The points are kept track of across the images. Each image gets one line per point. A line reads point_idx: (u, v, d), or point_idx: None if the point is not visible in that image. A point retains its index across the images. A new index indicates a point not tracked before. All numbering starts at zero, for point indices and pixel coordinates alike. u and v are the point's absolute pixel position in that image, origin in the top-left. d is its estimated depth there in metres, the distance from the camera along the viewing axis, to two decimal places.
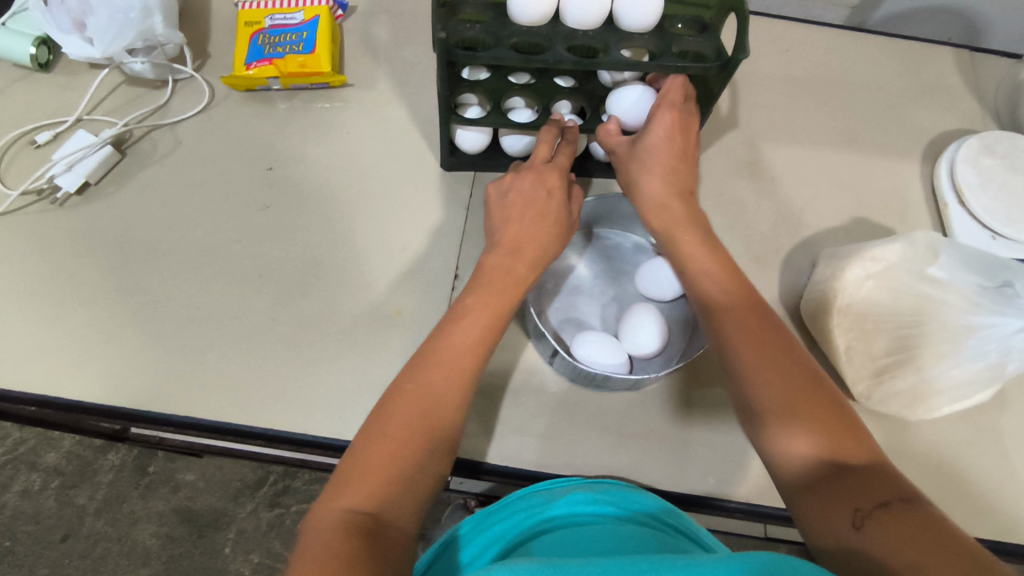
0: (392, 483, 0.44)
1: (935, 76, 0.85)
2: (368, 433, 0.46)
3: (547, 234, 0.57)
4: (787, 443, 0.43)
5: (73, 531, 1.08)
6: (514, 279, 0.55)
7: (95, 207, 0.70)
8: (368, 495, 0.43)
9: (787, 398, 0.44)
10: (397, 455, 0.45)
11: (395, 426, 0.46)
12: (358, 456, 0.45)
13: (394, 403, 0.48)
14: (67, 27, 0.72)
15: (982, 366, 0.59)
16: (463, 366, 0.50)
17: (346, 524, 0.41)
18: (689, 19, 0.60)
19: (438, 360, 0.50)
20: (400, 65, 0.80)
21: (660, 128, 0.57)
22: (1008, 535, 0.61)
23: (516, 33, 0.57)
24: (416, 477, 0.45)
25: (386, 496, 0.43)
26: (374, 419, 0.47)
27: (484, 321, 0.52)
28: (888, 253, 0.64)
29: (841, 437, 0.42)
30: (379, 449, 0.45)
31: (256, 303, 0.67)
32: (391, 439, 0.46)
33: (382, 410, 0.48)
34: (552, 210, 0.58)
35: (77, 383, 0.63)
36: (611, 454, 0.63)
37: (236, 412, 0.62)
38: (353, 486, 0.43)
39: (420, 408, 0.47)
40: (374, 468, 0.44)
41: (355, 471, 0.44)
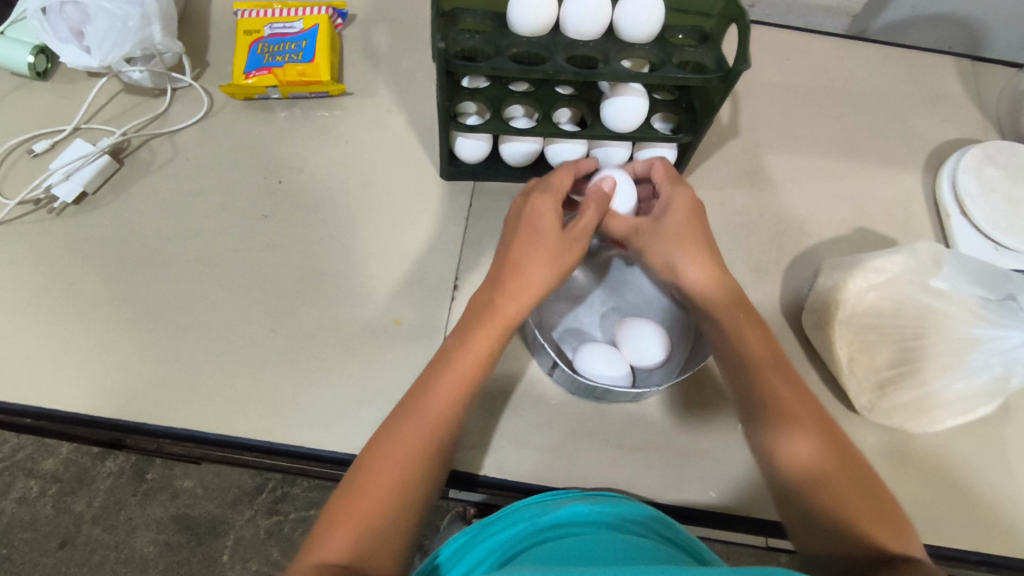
0: (376, 529, 0.44)
1: (936, 84, 0.85)
2: (349, 483, 0.46)
3: (537, 266, 0.56)
4: (796, 445, 0.48)
5: (70, 538, 1.07)
6: (496, 320, 0.54)
7: (94, 216, 0.70)
8: (343, 547, 0.43)
9: (795, 409, 0.50)
10: (379, 508, 0.45)
11: (378, 471, 0.46)
12: (342, 499, 0.45)
13: (376, 452, 0.47)
14: (65, 36, 0.71)
15: (987, 379, 0.59)
16: (447, 409, 0.50)
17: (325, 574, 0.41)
18: (691, 29, 0.60)
19: (422, 402, 0.50)
20: (400, 73, 0.80)
21: (674, 215, 0.60)
22: (1013, 549, 0.60)
23: (516, 43, 0.57)
24: (397, 527, 0.45)
25: (367, 544, 0.43)
26: (355, 469, 0.47)
27: (467, 366, 0.52)
28: (891, 263, 0.63)
29: (850, 463, 0.47)
30: (363, 495, 0.45)
31: (255, 313, 0.66)
32: (369, 491, 0.45)
33: (367, 453, 0.48)
34: (544, 225, 0.57)
35: (73, 393, 0.62)
36: (612, 467, 0.62)
37: (232, 422, 0.61)
38: (331, 537, 0.43)
39: (406, 451, 0.47)
40: (350, 520, 0.44)
41: (333, 522, 0.44)
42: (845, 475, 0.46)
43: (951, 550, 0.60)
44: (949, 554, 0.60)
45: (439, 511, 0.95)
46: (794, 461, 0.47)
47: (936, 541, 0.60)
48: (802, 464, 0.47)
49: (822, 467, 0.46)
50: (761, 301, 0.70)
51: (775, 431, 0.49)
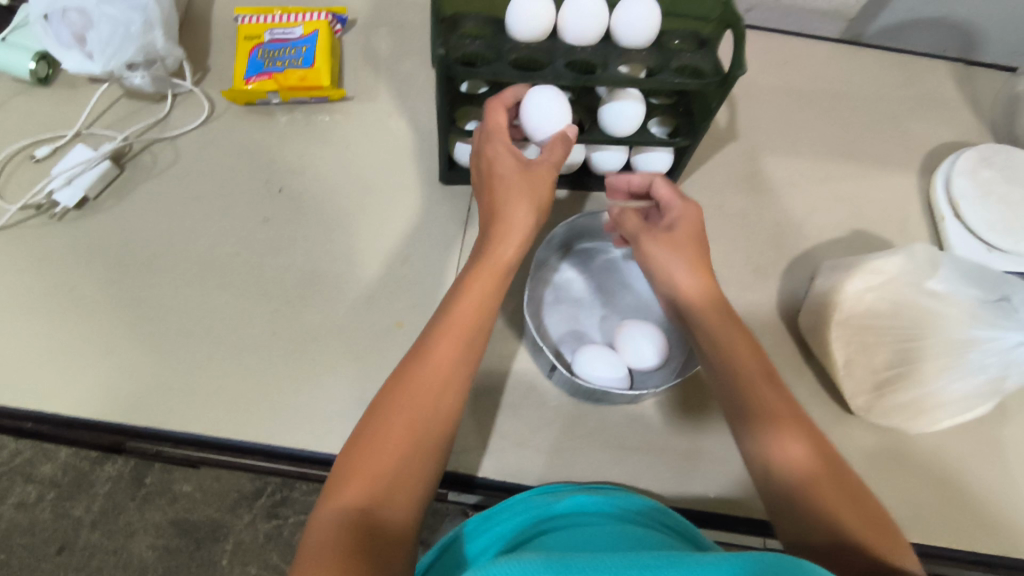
0: (391, 481, 0.44)
1: (932, 88, 0.86)
2: (362, 433, 0.47)
3: (518, 207, 0.56)
4: (785, 443, 0.48)
5: (69, 543, 1.07)
6: (500, 265, 0.55)
7: (95, 220, 0.70)
8: (361, 495, 0.43)
9: (791, 422, 0.50)
10: (392, 455, 0.45)
11: (389, 422, 0.46)
12: (355, 452, 0.46)
13: (387, 402, 0.48)
14: (67, 41, 0.71)
15: (983, 379, 0.59)
16: (454, 359, 0.50)
17: (341, 527, 0.42)
18: (687, 34, 0.60)
19: (431, 353, 0.50)
20: (400, 78, 0.81)
21: (685, 227, 0.60)
22: (1009, 548, 0.61)
23: (515, 49, 0.57)
24: (410, 474, 0.45)
25: (383, 496, 0.44)
26: (367, 419, 0.48)
27: (473, 310, 0.52)
28: (888, 265, 0.64)
29: (832, 463, 0.48)
30: (377, 447, 0.45)
31: (257, 316, 0.67)
32: (381, 440, 0.46)
33: (377, 407, 0.48)
34: (509, 164, 0.56)
35: (74, 397, 0.62)
36: (612, 469, 0.62)
37: (233, 426, 0.62)
38: (347, 486, 0.44)
39: (416, 404, 0.47)
40: (366, 469, 0.44)
41: (348, 471, 0.45)
42: (841, 493, 0.46)
43: (948, 549, 0.60)
44: (945, 553, 0.60)
45: (438, 513, 0.96)
46: (789, 471, 0.47)
47: (934, 540, 0.60)
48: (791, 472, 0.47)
49: (813, 478, 0.47)
50: (759, 302, 0.71)
51: (766, 435, 0.49)
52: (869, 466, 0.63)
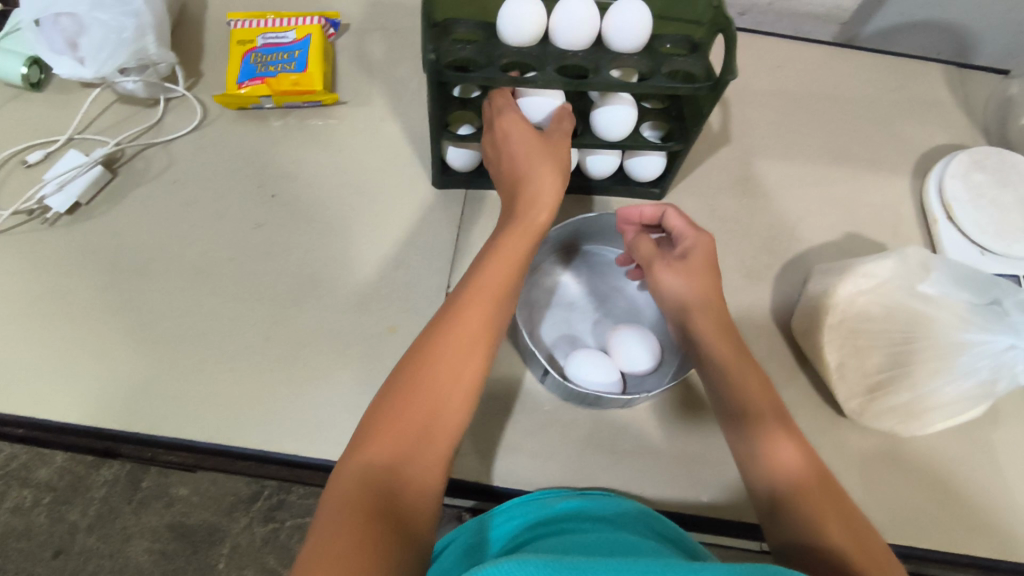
0: (418, 441, 0.44)
1: (925, 91, 0.86)
2: (391, 388, 0.46)
3: (540, 173, 0.56)
4: (780, 449, 0.49)
5: (65, 548, 1.07)
6: (530, 228, 0.55)
7: (88, 225, 0.70)
8: (386, 451, 0.43)
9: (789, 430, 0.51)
10: (419, 413, 0.44)
11: (419, 381, 0.45)
12: (382, 407, 0.45)
13: (416, 358, 0.47)
14: (60, 47, 0.70)
15: (974, 383, 0.59)
16: (484, 323, 0.49)
17: (367, 482, 0.41)
18: (678, 39, 0.60)
19: (462, 314, 0.49)
20: (393, 82, 0.81)
21: (699, 255, 0.58)
22: (1000, 550, 0.61)
23: (507, 54, 0.57)
24: (436, 434, 0.45)
25: (408, 454, 0.43)
26: (396, 374, 0.47)
27: (502, 272, 0.52)
28: (879, 269, 0.64)
29: (824, 477, 0.49)
30: (406, 405, 0.45)
31: (250, 322, 0.66)
32: (410, 397, 0.45)
33: (407, 363, 0.47)
34: (525, 143, 0.57)
35: (66, 403, 0.62)
36: (605, 473, 0.63)
37: (226, 431, 0.62)
38: (373, 442, 0.43)
39: (444, 362, 0.46)
40: (393, 425, 0.44)
41: (375, 426, 0.44)
42: (832, 509, 0.46)
43: (940, 551, 0.60)
44: (938, 556, 0.60)
45: None
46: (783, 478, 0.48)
47: (925, 543, 0.61)
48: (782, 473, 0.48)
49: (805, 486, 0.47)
50: (752, 306, 0.71)
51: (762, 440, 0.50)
52: (863, 469, 0.64)
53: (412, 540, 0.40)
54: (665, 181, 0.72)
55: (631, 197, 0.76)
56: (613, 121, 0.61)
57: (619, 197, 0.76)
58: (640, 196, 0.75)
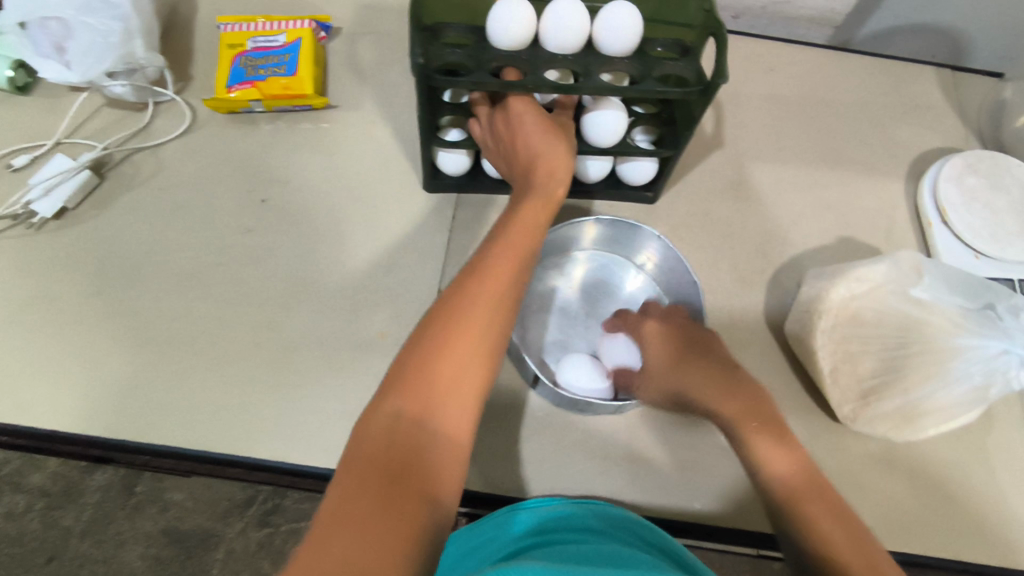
0: (444, 398, 0.41)
1: (919, 94, 0.86)
2: (417, 342, 0.44)
3: (554, 148, 0.56)
4: (781, 474, 0.48)
5: (58, 553, 1.06)
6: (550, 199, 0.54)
7: (76, 230, 0.70)
8: (414, 404, 0.41)
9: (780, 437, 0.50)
10: (446, 366, 0.42)
11: (444, 339, 0.43)
12: (406, 364, 0.42)
13: (443, 312, 0.45)
14: (46, 51, 0.70)
15: (968, 388, 0.58)
16: (511, 281, 0.47)
17: (391, 439, 0.39)
18: (670, 43, 0.59)
19: (486, 273, 0.47)
20: (384, 86, 0.80)
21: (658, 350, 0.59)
22: (992, 556, 0.60)
23: (496, 57, 0.57)
24: (464, 390, 0.42)
25: (435, 409, 0.41)
26: (422, 327, 0.45)
27: (526, 237, 0.51)
28: (873, 273, 0.64)
29: (823, 488, 0.47)
30: (433, 358, 0.42)
31: (238, 328, 0.66)
32: (438, 350, 0.43)
33: (430, 321, 0.45)
34: (536, 127, 0.57)
35: (53, 410, 0.61)
36: (597, 479, 0.62)
37: (215, 438, 0.61)
38: (398, 394, 0.41)
39: (473, 316, 0.44)
40: (420, 377, 0.41)
41: (401, 379, 0.42)
42: (829, 513, 0.46)
43: (934, 558, 0.60)
44: (931, 562, 0.60)
45: None
46: (775, 484, 0.48)
47: (919, 550, 0.60)
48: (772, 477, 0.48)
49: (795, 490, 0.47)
50: (746, 311, 0.71)
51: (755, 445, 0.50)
52: (857, 475, 0.63)
53: (440, 500, 0.38)
54: (658, 186, 0.72)
55: (623, 201, 0.76)
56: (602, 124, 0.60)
57: (612, 201, 0.75)
58: (632, 200, 0.75)
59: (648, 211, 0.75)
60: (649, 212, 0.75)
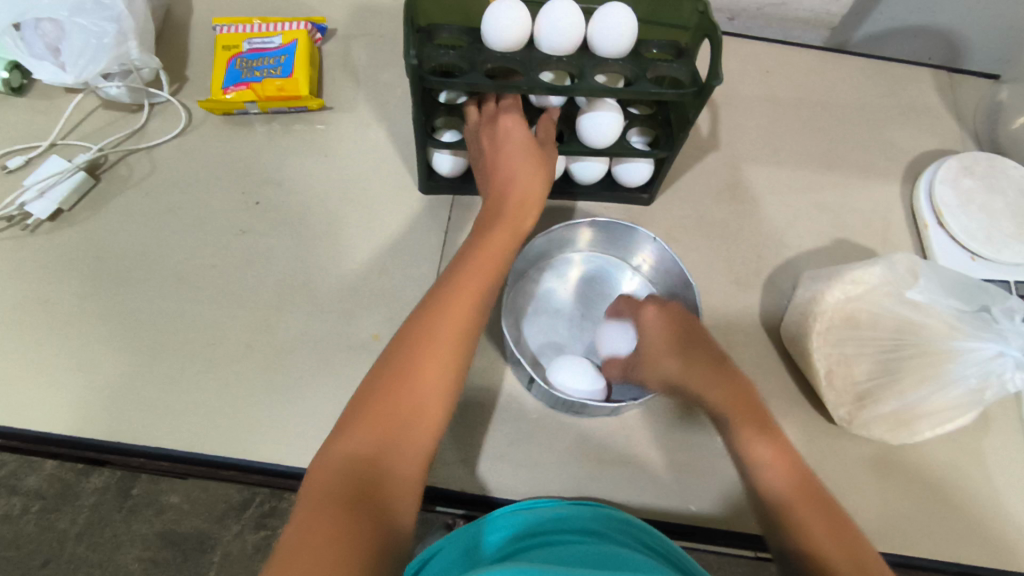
0: (402, 429, 0.44)
1: (915, 96, 0.86)
2: (374, 378, 0.46)
3: (524, 172, 0.57)
4: (769, 476, 0.50)
5: (54, 556, 1.06)
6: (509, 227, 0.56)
7: (70, 232, 0.70)
8: (369, 439, 0.43)
9: (777, 440, 0.51)
10: (401, 402, 0.45)
11: (403, 374, 0.46)
12: (362, 402, 0.45)
13: (399, 349, 0.47)
14: (40, 52, 0.70)
15: (963, 391, 0.58)
16: (466, 314, 0.49)
17: (349, 468, 0.42)
18: (664, 44, 0.60)
19: (441, 307, 0.49)
20: (380, 87, 0.80)
21: (655, 332, 0.59)
22: (989, 558, 0.60)
23: (490, 59, 0.57)
24: (418, 424, 0.45)
25: (390, 443, 0.43)
26: (381, 363, 0.47)
27: (485, 270, 0.52)
28: (868, 275, 0.64)
29: (812, 487, 0.49)
30: (388, 394, 0.45)
31: (233, 329, 0.66)
32: (393, 386, 0.45)
33: (390, 354, 0.47)
34: (519, 143, 0.57)
35: (46, 412, 0.61)
36: (591, 482, 0.62)
37: (208, 440, 0.61)
38: (354, 431, 0.43)
39: (426, 351, 0.47)
40: (375, 414, 0.44)
41: (357, 415, 0.44)
42: (820, 514, 0.47)
43: (930, 560, 0.60)
44: (927, 564, 0.60)
45: (426, 524, 0.96)
46: (769, 486, 0.49)
47: (915, 552, 0.60)
48: (768, 479, 0.50)
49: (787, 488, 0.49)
50: (741, 313, 0.71)
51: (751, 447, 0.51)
52: (853, 477, 0.63)
53: (394, 528, 0.41)
54: (653, 188, 0.72)
55: (619, 203, 0.76)
56: (598, 126, 0.60)
57: (608, 203, 0.75)
58: (628, 201, 0.75)
59: (644, 213, 0.75)
60: (644, 214, 0.75)
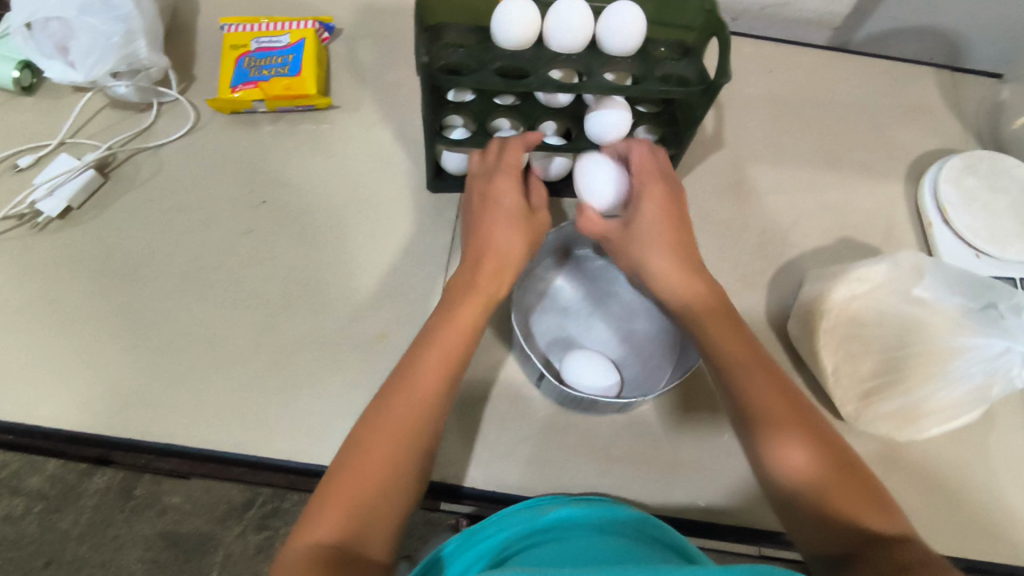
0: (368, 514, 0.45)
1: (919, 95, 0.86)
2: (343, 457, 0.47)
3: (502, 239, 0.58)
4: (796, 462, 0.47)
5: (56, 557, 1.06)
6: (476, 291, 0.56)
7: (79, 230, 0.70)
8: (334, 528, 0.44)
9: (788, 422, 0.49)
10: (367, 484, 0.46)
11: (369, 453, 0.47)
12: (329, 487, 0.46)
13: (367, 428, 0.48)
14: (50, 52, 0.71)
15: (969, 388, 0.59)
16: (432, 387, 0.50)
17: (315, 560, 0.43)
18: (672, 43, 0.61)
19: (407, 381, 0.50)
20: (387, 86, 0.81)
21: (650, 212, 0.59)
22: (994, 553, 0.61)
23: (499, 57, 0.57)
24: (386, 503, 0.46)
25: (356, 527, 0.44)
26: (350, 443, 0.48)
27: (454, 337, 0.53)
28: (873, 273, 0.64)
29: (839, 467, 0.48)
30: (354, 477, 0.46)
31: (241, 327, 0.66)
32: (358, 468, 0.46)
33: (356, 437, 0.48)
34: (508, 212, 0.59)
35: (56, 409, 0.61)
36: (598, 478, 0.62)
37: (217, 437, 0.61)
38: (321, 519, 0.45)
39: (392, 431, 0.48)
40: (339, 499, 0.45)
41: (324, 500, 0.45)
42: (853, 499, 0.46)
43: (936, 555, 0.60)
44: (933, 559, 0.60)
45: (430, 523, 0.96)
46: (797, 474, 0.47)
47: None
48: (794, 469, 0.47)
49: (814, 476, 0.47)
50: (747, 310, 0.71)
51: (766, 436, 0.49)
52: None
53: None
54: None
55: None
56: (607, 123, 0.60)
57: None
58: None
59: None
60: None
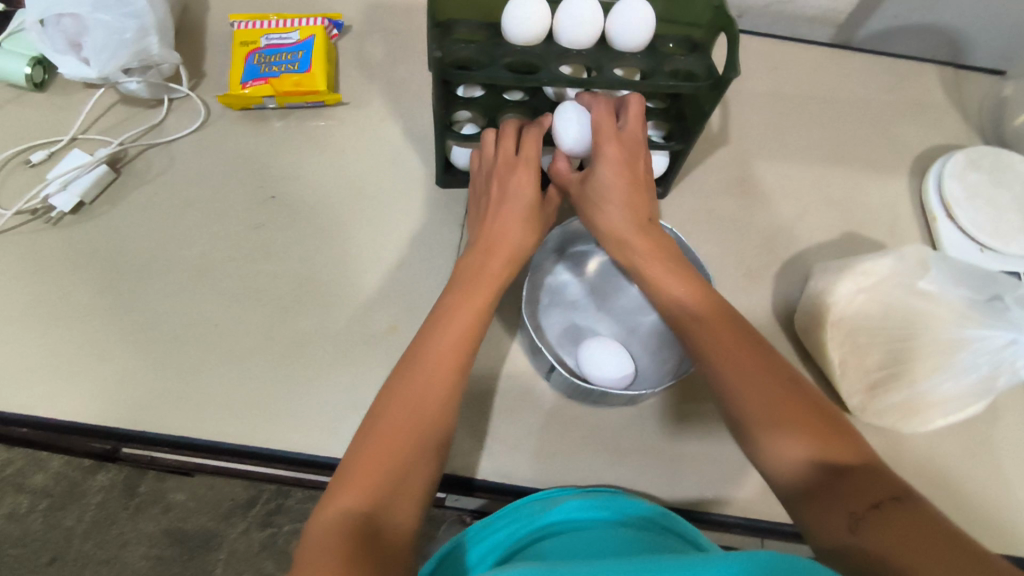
0: (397, 486, 0.44)
1: (923, 92, 0.87)
2: (364, 433, 0.47)
3: (517, 229, 0.60)
4: (788, 444, 0.44)
5: (61, 554, 1.06)
6: (490, 275, 0.57)
7: (89, 225, 0.70)
8: (362, 497, 0.43)
9: (769, 406, 0.46)
10: (395, 457, 0.45)
11: (391, 427, 0.47)
12: (354, 462, 0.45)
13: (388, 404, 0.48)
14: (62, 47, 0.72)
15: (975, 378, 0.59)
16: (451, 366, 0.51)
17: (345, 527, 0.41)
18: (680, 39, 0.62)
19: (424, 358, 0.51)
20: (395, 83, 0.81)
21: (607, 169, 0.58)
22: (1000, 544, 0.61)
23: (509, 52, 0.57)
24: (412, 477, 0.45)
25: (383, 499, 0.43)
26: (371, 420, 0.48)
27: (469, 317, 0.54)
28: (878, 266, 0.65)
29: (833, 431, 0.44)
30: (377, 450, 0.46)
31: (252, 321, 0.66)
32: (381, 441, 0.46)
33: (376, 413, 0.48)
34: (524, 206, 0.60)
35: (68, 403, 0.62)
36: (607, 471, 0.63)
37: (229, 430, 0.61)
38: (347, 489, 0.43)
39: (414, 407, 0.48)
40: (366, 470, 0.44)
41: (352, 472, 0.44)
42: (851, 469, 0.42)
43: None
44: None
45: (435, 519, 0.96)
46: (791, 453, 0.44)
47: None
48: (789, 451, 0.44)
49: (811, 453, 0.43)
50: (753, 304, 0.72)
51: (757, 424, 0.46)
52: None
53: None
54: (668, 181, 0.72)
55: None
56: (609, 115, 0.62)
57: None
58: None
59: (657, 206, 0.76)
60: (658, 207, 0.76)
